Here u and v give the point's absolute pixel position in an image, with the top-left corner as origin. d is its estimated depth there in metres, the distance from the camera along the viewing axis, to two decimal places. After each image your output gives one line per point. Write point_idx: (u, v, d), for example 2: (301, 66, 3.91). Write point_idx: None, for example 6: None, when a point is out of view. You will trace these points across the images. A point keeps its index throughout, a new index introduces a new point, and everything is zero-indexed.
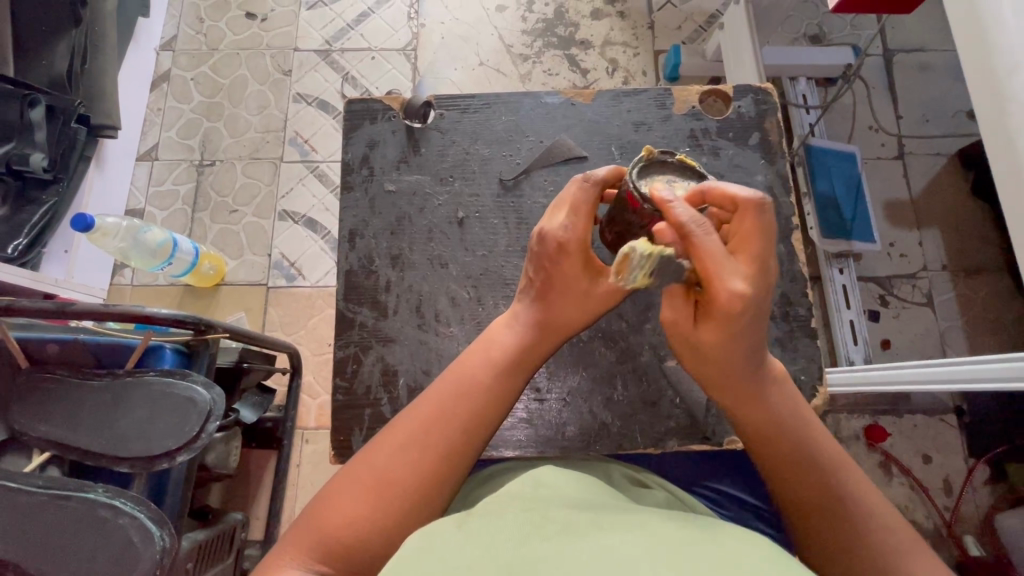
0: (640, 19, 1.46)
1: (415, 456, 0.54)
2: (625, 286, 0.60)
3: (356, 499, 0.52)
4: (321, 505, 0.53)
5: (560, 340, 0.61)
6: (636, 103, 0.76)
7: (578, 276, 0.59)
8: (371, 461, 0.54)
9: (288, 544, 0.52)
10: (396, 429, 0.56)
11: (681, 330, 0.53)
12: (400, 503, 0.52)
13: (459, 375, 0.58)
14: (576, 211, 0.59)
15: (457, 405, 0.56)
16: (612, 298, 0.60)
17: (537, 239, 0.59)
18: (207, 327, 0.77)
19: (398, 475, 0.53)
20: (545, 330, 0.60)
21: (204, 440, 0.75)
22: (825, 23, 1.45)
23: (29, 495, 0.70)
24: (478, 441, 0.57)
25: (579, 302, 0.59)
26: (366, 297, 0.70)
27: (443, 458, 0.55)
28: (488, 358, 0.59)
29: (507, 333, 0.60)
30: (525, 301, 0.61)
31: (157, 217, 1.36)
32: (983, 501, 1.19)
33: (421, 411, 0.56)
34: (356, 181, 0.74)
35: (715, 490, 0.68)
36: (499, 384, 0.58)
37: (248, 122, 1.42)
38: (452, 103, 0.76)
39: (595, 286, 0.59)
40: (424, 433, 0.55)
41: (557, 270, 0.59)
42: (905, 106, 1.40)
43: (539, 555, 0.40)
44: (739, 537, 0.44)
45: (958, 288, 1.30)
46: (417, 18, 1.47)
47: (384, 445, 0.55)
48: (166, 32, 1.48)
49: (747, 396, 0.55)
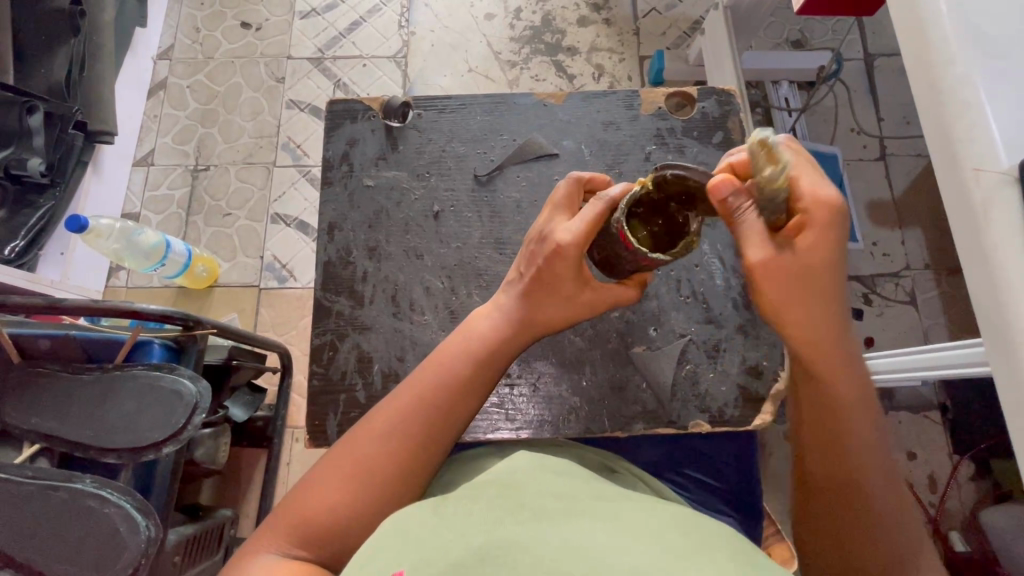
0: (625, 26, 1.49)
1: (394, 445, 0.55)
2: (605, 302, 0.60)
3: (337, 487, 0.54)
4: (302, 492, 0.55)
5: (541, 333, 0.62)
6: (606, 103, 0.79)
7: (567, 281, 0.58)
8: (350, 449, 0.56)
9: (270, 529, 0.53)
10: (375, 418, 0.57)
11: (782, 270, 0.52)
12: (379, 489, 0.54)
13: (440, 366, 0.59)
14: (585, 211, 0.56)
15: (436, 396, 0.57)
16: (592, 309, 0.61)
17: (537, 238, 0.59)
18: (194, 323, 0.79)
19: (377, 462, 0.55)
20: (525, 324, 0.60)
21: (190, 432, 0.77)
22: (806, 28, 1.48)
23: (17, 485, 0.72)
24: (454, 429, 0.58)
25: (565, 304, 0.59)
26: (344, 287, 0.72)
27: (419, 447, 0.56)
28: (467, 349, 0.59)
29: (486, 323, 0.61)
30: (506, 293, 0.62)
31: (152, 220, 1.38)
32: (968, 497, 1.20)
33: (403, 400, 0.57)
34: (336, 177, 0.76)
35: (684, 475, 0.70)
36: (475, 375, 0.59)
37: (242, 128, 1.45)
38: (429, 103, 0.79)
39: (579, 294, 0.59)
40: (403, 422, 0.56)
41: (546, 271, 0.58)
42: (884, 108, 1.43)
43: (507, 538, 0.42)
44: (699, 527, 0.45)
45: (939, 286, 1.32)
46: (408, 26, 1.51)
47: (363, 434, 0.56)
48: (164, 42, 1.52)
49: (842, 365, 0.55)
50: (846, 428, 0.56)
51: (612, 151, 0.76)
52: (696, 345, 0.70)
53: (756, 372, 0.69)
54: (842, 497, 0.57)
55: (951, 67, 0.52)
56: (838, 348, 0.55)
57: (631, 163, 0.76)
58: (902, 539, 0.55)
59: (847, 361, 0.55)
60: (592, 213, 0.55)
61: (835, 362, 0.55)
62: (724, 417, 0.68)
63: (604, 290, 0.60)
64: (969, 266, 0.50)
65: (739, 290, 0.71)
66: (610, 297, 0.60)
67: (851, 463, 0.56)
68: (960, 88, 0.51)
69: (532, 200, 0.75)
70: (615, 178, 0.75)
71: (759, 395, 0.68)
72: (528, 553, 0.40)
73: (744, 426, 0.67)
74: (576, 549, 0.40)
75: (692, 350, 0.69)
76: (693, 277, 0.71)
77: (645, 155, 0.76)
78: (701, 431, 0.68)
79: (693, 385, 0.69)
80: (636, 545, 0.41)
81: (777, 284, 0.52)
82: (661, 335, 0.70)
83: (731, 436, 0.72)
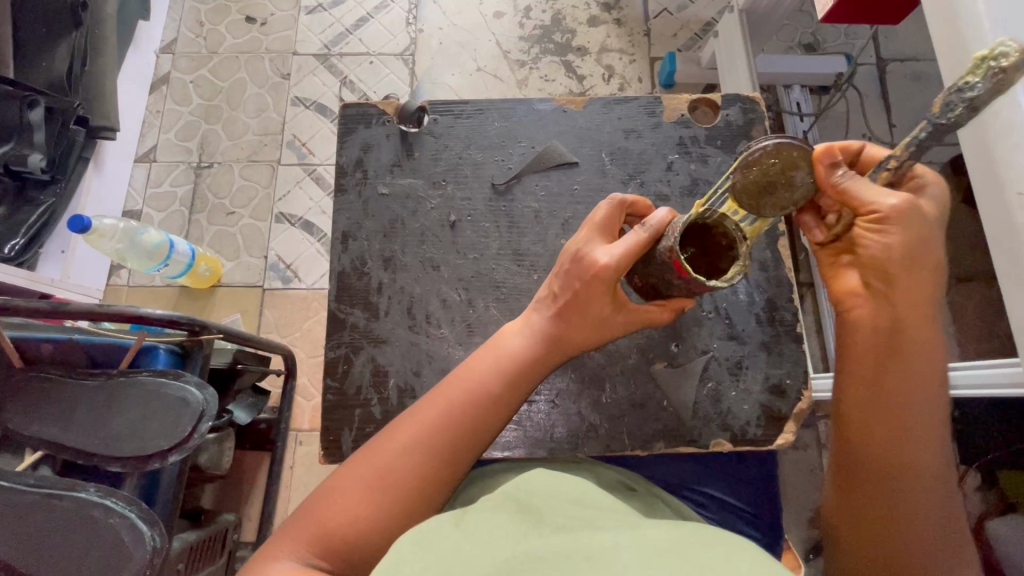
0: (636, 26, 1.47)
1: (419, 460, 0.54)
2: (641, 325, 0.60)
3: (357, 498, 0.52)
4: (321, 499, 0.53)
5: (570, 354, 0.60)
6: (627, 110, 0.77)
7: (605, 301, 0.57)
8: (372, 463, 0.54)
9: (285, 541, 0.51)
10: (401, 433, 0.55)
11: (911, 228, 0.54)
12: (400, 504, 0.53)
13: (469, 383, 0.57)
14: (627, 237, 0.55)
15: (466, 416, 0.56)
16: (625, 331, 0.60)
17: (576, 256, 0.57)
18: (200, 327, 0.77)
19: (402, 477, 0.53)
20: (559, 343, 0.59)
21: (197, 440, 0.75)
22: (819, 32, 1.46)
23: (21, 495, 0.69)
24: (481, 445, 0.57)
25: (599, 323, 0.58)
26: (358, 298, 0.71)
27: (446, 465, 0.55)
28: (498, 365, 0.58)
29: (517, 341, 0.59)
30: (541, 309, 0.60)
31: (154, 218, 1.36)
32: (973, 508, 1.19)
33: (431, 416, 0.56)
34: (350, 183, 0.75)
35: (701, 493, 0.69)
36: (506, 395, 0.57)
37: (246, 125, 1.43)
38: (447, 108, 0.77)
39: (615, 316, 0.58)
40: (430, 438, 0.55)
41: (584, 289, 0.56)
42: (898, 114, 1.41)
43: (533, 552, 0.41)
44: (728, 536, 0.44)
45: (949, 296, 1.30)
46: (416, 23, 1.49)
47: (387, 447, 0.54)
48: (167, 36, 1.49)
49: (923, 338, 0.56)
50: (922, 406, 0.57)
51: (633, 160, 0.75)
52: (718, 362, 0.68)
53: (778, 391, 0.68)
54: (902, 479, 0.56)
55: None
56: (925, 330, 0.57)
57: (652, 173, 0.74)
58: (940, 541, 0.55)
59: (928, 337, 0.56)
60: (636, 241, 0.55)
61: (921, 335, 0.56)
62: (747, 436, 0.67)
63: (642, 311, 0.59)
64: (1011, 292, 0.49)
65: (761, 306, 0.70)
66: (646, 319, 0.59)
67: (911, 451, 0.56)
68: (1004, 109, 0.49)
69: (551, 210, 0.73)
70: (636, 188, 0.74)
71: (782, 414, 0.67)
72: (558, 565, 0.39)
73: (765, 446, 0.66)
74: (605, 563, 0.39)
75: (714, 367, 0.68)
76: (716, 292, 0.70)
77: (667, 165, 0.75)
78: (721, 449, 0.67)
79: (716, 404, 0.67)
80: (666, 552, 0.40)
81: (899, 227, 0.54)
82: (683, 351, 0.69)
83: (748, 453, 0.72)
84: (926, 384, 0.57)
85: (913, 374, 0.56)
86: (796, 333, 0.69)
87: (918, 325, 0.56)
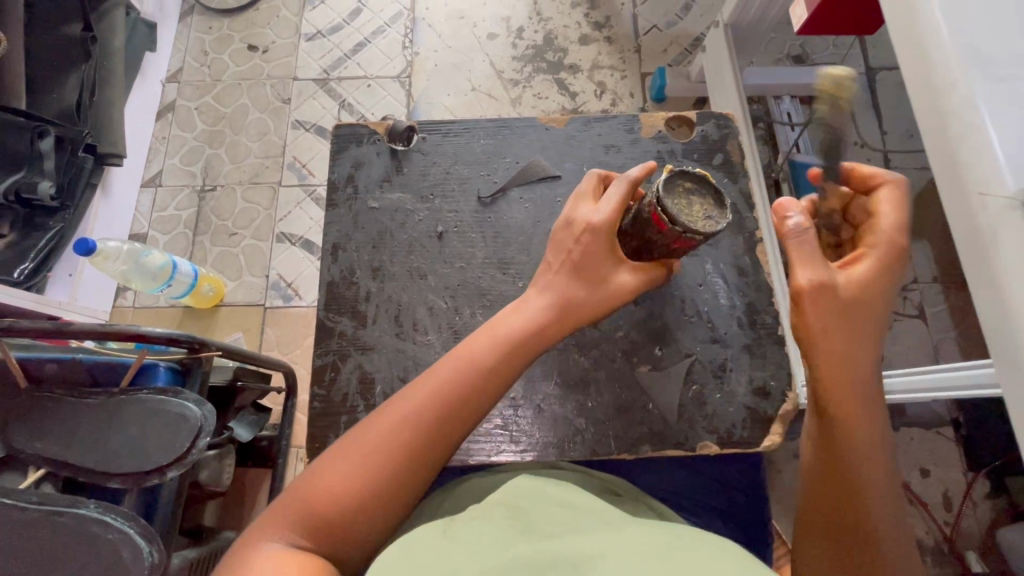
0: (627, 43, 1.51)
1: (408, 439, 0.54)
2: (641, 286, 0.62)
3: (346, 475, 0.52)
4: (309, 478, 0.53)
5: (571, 328, 0.61)
6: (607, 125, 0.79)
7: (601, 261, 0.61)
8: (364, 438, 0.54)
9: (274, 515, 0.52)
10: (392, 411, 0.55)
11: (825, 294, 0.58)
12: (386, 482, 0.53)
13: (460, 360, 0.57)
14: (614, 199, 0.60)
15: (453, 394, 0.56)
16: (631, 292, 0.62)
17: (566, 224, 0.62)
18: (200, 344, 0.79)
19: (389, 454, 0.53)
20: (554, 315, 0.59)
21: (195, 456, 0.76)
22: (808, 43, 1.49)
23: (23, 511, 0.71)
24: (464, 429, 0.57)
25: (602, 288, 0.60)
26: (347, 308, 0.72)
27: (433, 441, 0.55)
28: (492, 340, 0.58)
29: (514, 318, 0.59)
30: (538, 286, 0.61)
31: (160, 240, 1.40)
32: (984, 516, 1.16)
33: (421, 394, 0.56)
34: (340, 199, 0.77)
35: (691, 498, 0.69)
36: (497, 371, 0.57)
37: (250, 148, 1.47)
38: (434, 127, 0.80)
39: (615, 276, 0.61)
40: (419, 418, 0.55)
41: (580, 255, 0.60)
42: (888, 121, 1.42)
43: (518, 558, 0.41)
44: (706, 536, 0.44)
45: (949, 300, 1.30)
46: (412, 47, 1.53)
47: (378, 424, 0.55)
48: (173, 65, 1.55)
49: (854, 381, 0.58)
50: (857, 452, 0.57)
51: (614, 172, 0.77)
52: (702, 364, 0.69)
53: (763, 392, 0.68)
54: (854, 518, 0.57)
55: (952, 91, 0.48)
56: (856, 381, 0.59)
57: None
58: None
59: (859, 385, 0.58)
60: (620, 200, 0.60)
61: (846, 383, 0.58)
62: (733, 438, 0.67)
63: (641, 272, 0.62)
64: (978, 294, 0.47)
65: (742, 310, 0.71)
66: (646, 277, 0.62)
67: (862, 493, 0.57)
68: (963, 113, 0.47)
69: (535, 221, 0.75)
70: None
71: (767, 415, 0.68)
72: (542, 569, 0.39)
73: (752, 447, 0.67)
74: (594, 564, 0.39)
75: (698, 370, 0.69)
76: (697, 296, 0.72)
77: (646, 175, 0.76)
78: (708, 452, 0.67)
79: (701, 406, 0.68)
80: (651, 553, 0.41)
81: (801, 257, 0.60)
82: (667, 355, 0.69)
83: (737, 456, 0.72)
84: (858, 424, 0.57)
85: (852, 421, 0.57)
86: (778, 336, 0.70)
87: (846, 375, 0.58)
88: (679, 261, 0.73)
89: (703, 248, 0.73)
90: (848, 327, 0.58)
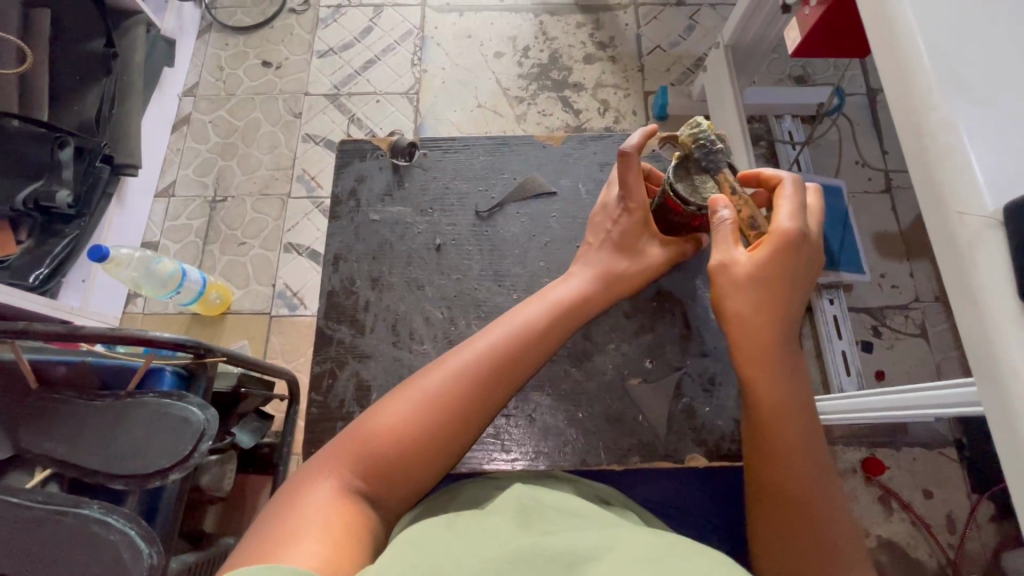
0: (630, 62, 1.54)
1: (465, 387, 0.57)
2: (671, 258, 0.70)
3: (403, 416, 0.55)
4: (364, 421, 0.56)
5: (614, 296, 0.67)
6: (602, 145, 0.82)
7: (639, 234, 0.68)
8: (424, 382, 0.57)
9: (325, 459, 0.53)
10: (452, 360, 0.58)
11: (727, 273, 0.59)
12: (440, 426, 0.55)
13: (517, 318, 0.62)
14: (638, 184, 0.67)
15: (509, 346, 0.59)
16: (662, 264, 0.70)
17: (602, 208, 0.71)
18: (205, 350, 0.81)
19: (446, 399, 0.56)
20: (599, 283, 0.66)
21: (196, 459, 0.78)
22: (808, 64, 1.51)
23: (28, 509, 0.73)
24: (514, 384, 0.59)
25: (637, 260, 0.68)
26: (346, 316, 0.74)
27: (490, 390, 0.58)
28: (547, 301, 0.63)
29: (565, 286, 0.65)
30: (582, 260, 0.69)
31: (170, 249, 1.43)
32: (989, 539, 1.14)
33: (480, 346, 0.59)
34: (343, 211, 0.79)
35: (680, 510, 0.70)
36: (548, 329, 0.61)
37: (260, 160, 1.51)
38: (435, 143, 0.82)
39: (651, 249, 0.68)
40: (477, 366, 0.58)
41: (618, 233, 0.68)
42: (888, 141, 1.44)
43: (524, 552, 0.42)
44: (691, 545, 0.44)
45: (950, 319, 1.29)
46: (420, 64, 1.57)
47: (438, 370, 0.57)
48: (189, 80, 1.60)
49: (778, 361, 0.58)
50: (790, 440, 0.57)
51: None
52: (691, 378, 0.70)
53: None
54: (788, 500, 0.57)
55: (932, 114, 0.49)
56: (782, 360, 0.58)
57: None
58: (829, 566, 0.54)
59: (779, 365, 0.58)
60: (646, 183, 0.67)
61: (765, 365, 0.58)
62: (722, 451, 0.68)
63: (671, 246, 0.70)
64: (958, 311, 0.46)
65: None
66: (676, 249, 0.70)
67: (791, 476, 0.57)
68: (942, 135, 0.48)
69: (531, 235, 0.77)
70: None
71: None
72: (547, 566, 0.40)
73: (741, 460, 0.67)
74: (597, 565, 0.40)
75: (687, 384, 0.70)
76: (687, 311, 0.73)
77: None
78: (697, 465, 0.68)
79: (690, 419, 0.69)
80: (647, 557, 0.42)
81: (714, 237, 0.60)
82: (656, 368, 0.71)
83: (727, 470, 0.72)
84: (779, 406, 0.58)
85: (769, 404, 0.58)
86: None
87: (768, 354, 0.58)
88: (671, 276, 0.74)
89: (694, 264, 0.75)
90: (763, 305, 0.58)
